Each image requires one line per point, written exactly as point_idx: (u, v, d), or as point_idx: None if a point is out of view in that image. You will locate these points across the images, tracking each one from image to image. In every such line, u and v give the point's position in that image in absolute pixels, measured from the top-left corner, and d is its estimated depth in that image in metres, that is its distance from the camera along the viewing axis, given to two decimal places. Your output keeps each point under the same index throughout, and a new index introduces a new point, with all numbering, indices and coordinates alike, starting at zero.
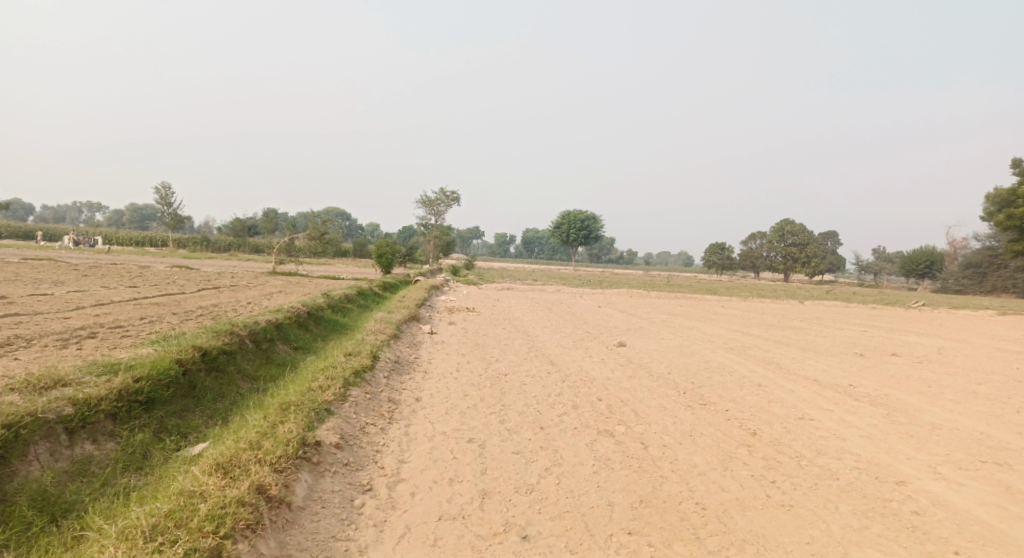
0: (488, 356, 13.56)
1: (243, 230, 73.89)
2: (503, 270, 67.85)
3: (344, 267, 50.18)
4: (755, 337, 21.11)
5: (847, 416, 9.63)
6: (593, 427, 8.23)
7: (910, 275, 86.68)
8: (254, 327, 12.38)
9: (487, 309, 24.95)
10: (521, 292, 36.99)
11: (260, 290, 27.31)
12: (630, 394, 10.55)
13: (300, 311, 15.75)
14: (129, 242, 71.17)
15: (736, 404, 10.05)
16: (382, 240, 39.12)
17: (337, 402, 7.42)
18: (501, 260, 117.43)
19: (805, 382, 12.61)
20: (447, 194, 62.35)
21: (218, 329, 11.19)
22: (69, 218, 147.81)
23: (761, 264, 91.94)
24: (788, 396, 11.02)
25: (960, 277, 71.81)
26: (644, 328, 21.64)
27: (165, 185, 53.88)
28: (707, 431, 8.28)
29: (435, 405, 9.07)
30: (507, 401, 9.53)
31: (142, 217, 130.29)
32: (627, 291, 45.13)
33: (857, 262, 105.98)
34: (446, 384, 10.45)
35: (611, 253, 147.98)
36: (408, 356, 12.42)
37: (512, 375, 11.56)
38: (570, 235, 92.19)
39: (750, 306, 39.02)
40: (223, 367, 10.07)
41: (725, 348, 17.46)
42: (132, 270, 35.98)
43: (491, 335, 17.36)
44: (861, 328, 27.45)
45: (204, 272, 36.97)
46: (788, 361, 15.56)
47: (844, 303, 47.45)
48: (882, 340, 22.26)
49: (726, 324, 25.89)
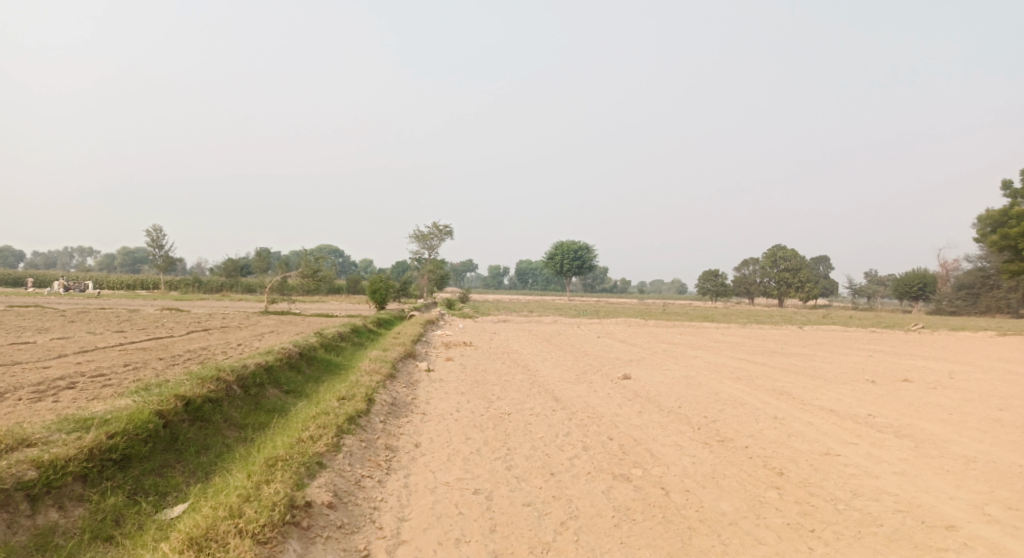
0: (490, 394, 12.95)
1: (236, 270, 73.35)
2: (498, 303, 67.34)
3: (338, 304, 49.52)
4: (760, 365, 20.56)
5: (875, 450, 9.07)
6: (608, 471, 7.64)
7: (904, 298, 86.65)
8: (243, 371, 11.79)
9: (484, 343, 24.34)
10: (518, 325, 36.42)
11: (252, 330, 26.61)
12: (642, 431, 9.97)
13: (292, 352, 15.15)
14: (120, 285, 70.42)
15: (755, 440, 9.48)
16: (376, 275, 38.59)
17: (329, 453, 6.82)
18: (495, 292, 117.00)
19: (822, 413, 12.04)
20: (440, 227, 62.07)
21: (204, 375, 10.60)
22: (61, 263, 146.99)
23: (755, 290, 91.85)
24: (808, 429, 10.46)
25: (954, 298, 71.67)
26: (646, 359, 21.06)
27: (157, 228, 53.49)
28: (730, 472, 7.71)
29: (435, 451, 8.44)
30: (514, 444, 8.93)
31: (133, 260, 129.56)
32: (624, 320, 44.61)
33: (850, 285, 106.06)
34: (446, 427, 9.82)
35: (604, 283, 147.87)
36: (405, 397, 11.81)
37: (515, 414, 10.96)
38: (564, 266, 92.03)
39: (750, 333, 38.50)
40: (208, 417, 9.46)
41: (733, 378, 16.90)
42: (121, 314, 35.22)
43: (491, 371, 16.76)
44: (866, 352, 26.95)
45: (195, 314, 36.25)
46: (799, 390, 15.01)
47: (843, 328, 47.00)
48: (890, 365, 21.74)
49: (729, 352, 25.36)
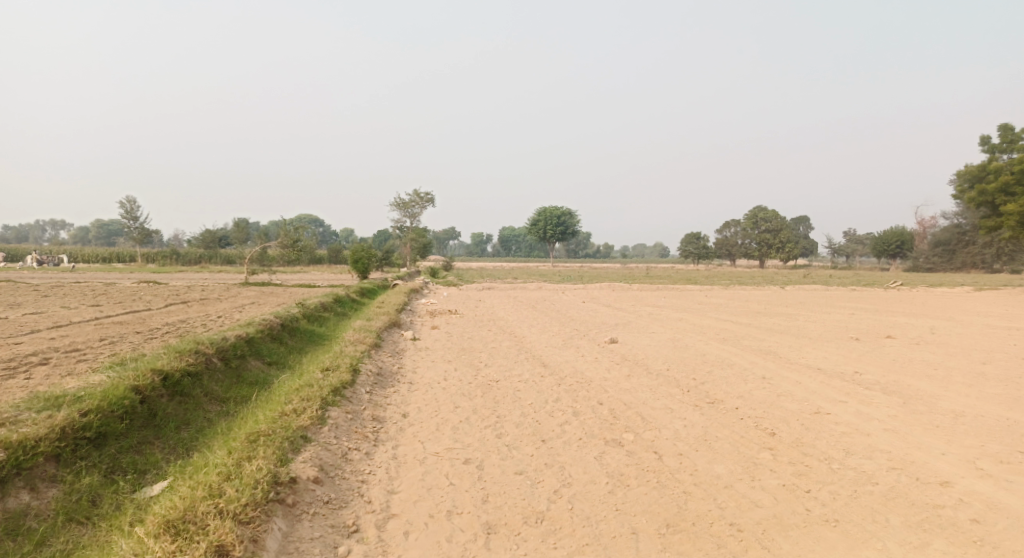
0: (477, 361, 12.78)
1: (214, 242, 72.08)
2: (481, 270, 66.96)
3: (320, 275, 48.92)
4: (745, 326, 20.63)
5: (864, 408, 9.07)
6: (599, 436, 7.52)
7: (882, 256, 87.74)
8: (223, 344, 11.49)
9: (469, 310, 24.14)
10: (503, 291, 36.24)
11: (232, 302, 26.16)
12: (632, 395, 9.88)
13: (273, 323, 14.84)
14: (95, 259, 68.99)
15: (746, 401, 9.43)
16: (357, 244, 38.03)
17: (314, 426, 6.61)
18: (478, 260, 116.54)
19: (810, 372, 12.05)
20: (421, 195, 61.28)
21: (182, 348, 10.29)
22: (34, 238, 143.49)
23: (737, 251, 92.38)
24: (797, 388, 10.43)
25: (930, 255, 72.64)
26: (632, 322, 21.03)
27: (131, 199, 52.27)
28: (722, 434, 7.63)
29: (423, 421, 8.27)
30: (503, 411, 8.79)
31: (109, 234, 126.92)
32: (608, 285, 44.66)
33: (830, 246, 107.07)
34: (434, 396, 9.64)
35: (587, 248, 148.15)
36: (391, 367, 11.60)
37: (503, 381, 10.82)
38: (547, 232, 91.72)
39: (732, 294, 38.72)
40: (188, 391, 9.19)
41: (719, 340, 16.90)
42: (96, 288, 34.49)
43: (477, 338, 16.59)
44: (847, 311, 27.19)
45: (173, 287, 35.59)
46: (785, 350, 15.05)
47: (824, 287, 47.47)
48: (872, 323, 21.94)
49: (714, 314, 25.42)
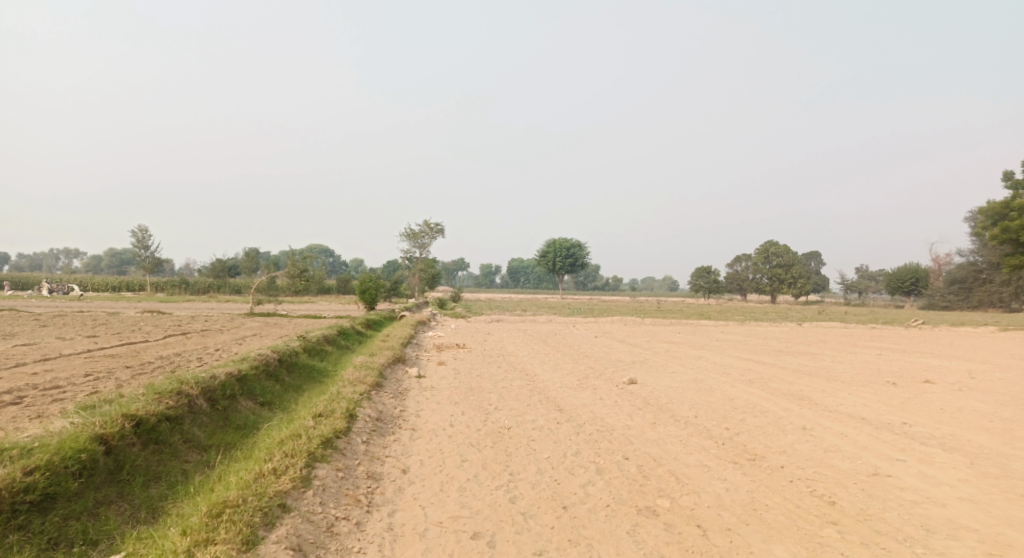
0: (486, 404, 11.75)
1: (224, 271, 71.45)
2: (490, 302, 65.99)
3: (327, 305, 48.19)
4: (770, 366, 19.46)
5: (927, 468, 7.97)
6: (631, 502, 6.48)
7: (897, 293, 86.07)
8: (211, 382, 10.55)
9: (478, 345, 23.08)
10: (512, 324, 35.26)
11: (233, 334, 25.30)
12: (660, 448, 8.83)
13: (269, 359, 13.87)
14: (105, 287, 68.88)
15: (791, 458, 8.33)
16: (364, 274, 37.21)
17: (296, 490, 5.65)
18: (486, 291, 115.92)
19: (853, 422, 10.92)
20: (431, 226, 60.79)
21: (162, 390, 9.35)
22: (46, 266, 144.43)
23: (748, 286, 90.88)
24: (844, 442, 9.33)
25: (945, 293, 70.98)
26: (649, 360, 19.94)
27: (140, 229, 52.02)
28: (773, 502, 6.59)
29: (425, 479, 7.24)
30: (516, 467, 7.76)
31: (120, 262, 127.39)
32: (619, 319, 43.49)
33: (842, 282, 105.42)
34: (438, 447, 8.64)
35: (596, 280, 147.43)
36: (393, 410, 10.60)
37: (516, 429, 9.78)
38: (556, 264, 90.73)
39: (749, 331, 37.47)
40: (164, 439, 8.26)
41: (745, 382, 15.78)
42: (98, 318, 33.75)
43: (486, 376, 15.55)
44: (874, 351, 25.90)
45: (176, 317, 34.89)
46: (819, 395, 13.92)
47: (842, 324, 45.93)
48: (904, 365, 20.66)
49: (733, 351, 24.24)
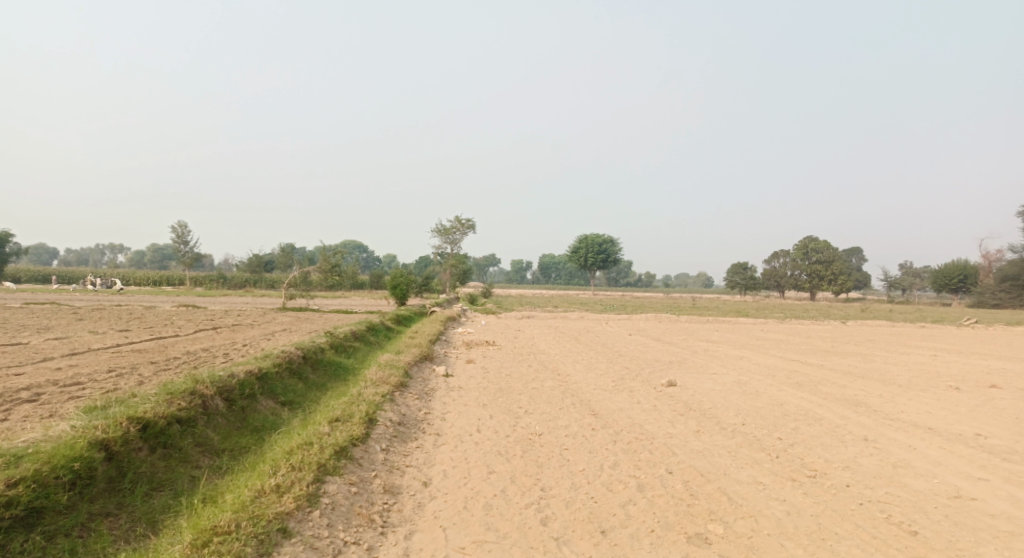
0: (516, 406, 11.06)
1: (260, 266, 72.23)
2: (522, 297, 65.33)
3: (359, 300, 48.19)
4: (818, 367, 18.33)
5: (1018, 490, 6.99)
6: (678, 528, 5.73)
7: (944, 290, 82.53)
8: (228, 380, 10.07)
9: (508, 342, 22.41)
10: (544, 320, 34.57)
11: (262, 329, 25.10)
12: (707, 460, 8.04)
13: (293, 356, 13.38)
14: (146, 281, 70.41)
15: (857, 476, 7.42)
16: (395, 270, 36.84)
17: (298, 512, 5.06)
18: (518, 286, 115.52)
19: (920, 432, 9.89)
20: (462, 221, 60.32)
21: (175, 390, 8.87)
22: (92, 261, 148.88)
23: (786, 283, 88.20)
24: (914, 457, 8.37)
25: (996, 291, 67.65)
26: (687, 360, 19.01)
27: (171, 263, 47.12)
28: (842, 529, 5.77)
29: (448, 494, 6.57)
30: (548, 481, 7.04)
31: (162, 257, 130.68)
32: (654, 316, 42.35)
33: (885, 278, 101.85)
34: (463, 455, 7.96)
35: (629, 276, 145.59)
36: (417, 413, 9.96)
37: (547, 436, 9.06)
38: (588, 259, 89.45)
39: (790, 329, 36.00)
40: (173, 443, 7.78)
41: (792, 385, 14.77)
42: (134, 311, 34.10)
43: (516, 375, 14.85)
44: (927, 352, 24.39)
45: (209, 311, 35.09)
46: (876, 401, 12.88)
47: (889, 323, 43.83)
48: (964, 367, 19.28)
49: (776, 351, 23.09)
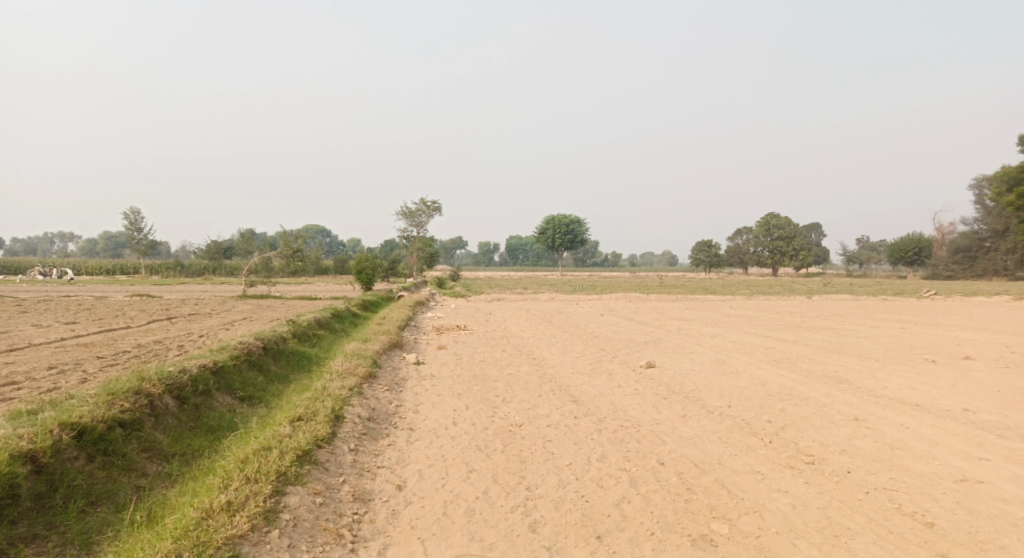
0: (492, 395, 10.47)
1: (220, 253, 69.92)
2: (489, 279, 64.63)
3: (324, 286, 46.95)
4: (792, 343, 18.18)
5: (1022, 470, 6.69)
6: (680, 530, 5.24)
7: (899, 264, 84.72)
8: (179, 376, 9.24)
9: (479, 326, 21.82)
10: (514, 302, 34.03)
11: (222, 318, 23.97)
12: (699, 448, 7.59)
13: (252, 347, 12.53)
14: (99, 271, 67.65)
15: (856, 461, 7.05)
16: (360, 254, 35.78)
17: (253, 535, 4.44)
18: (485, 269, 114.89)
19: (909, 410, 9.63)
20: (428, 203, 59.20)
21: (117, 390, 8.03)
22: (42, 251, 142.93)
23: (749, 260, 89.34)
24: (909, 437, 8.07)
25: (949, 262, 69.36)
26: (663, 340, 18.68)
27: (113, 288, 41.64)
28: (853, 521, 5.37)
29: (425, 499, 5.97)
30: (534, 478, 6.49)
31: (116, 246, 126.27)
32: (623, 295, 42.15)
33: (844, 253, 104.04)
34: (440, 452, 7.35)
35: (596, 256, 146.25)
36: (387, 407, 9.28)
37: (528, 427, 8.50)
38: (554, 240, 89.22)
39: (758, 305, 36.16)
40: (116, 449, 6.99)
41: (770, 362, 14.52)
42: (84, 303, 32.36)
43: (490, 361, 14.25)
44: (895, 324, 24.60)
45: (166, 300, 33.63)
46: (857, 377, 12.66)
47: (853, 296, 44.48)
48: (934, 339, 19.34)
49: (748, 328, 22.97)
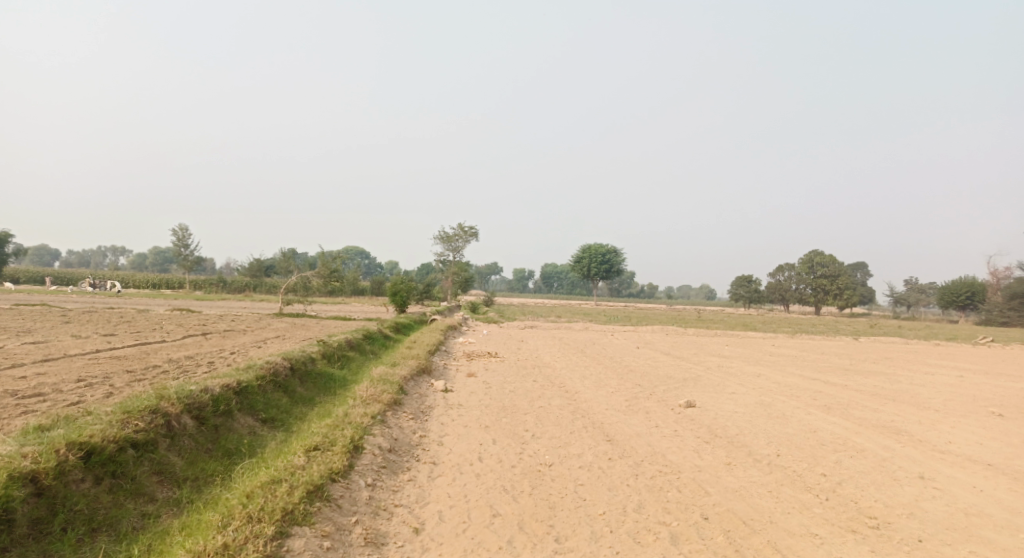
0: (522, 429, 9.91)
1: (261, 270, 71.07)
2: (523, 306, 64.22)
3: (359, 307, 47.03)
4: (841, 388, 17.15)
5: None
6: None
7: (951, 307, 81.15)
8: (200, 395, 8.94)
9: (511, 354, 21.25)
10: (548, 331, 33.42)
11: (255, 335, 23.94)
12: (747, 502, 6.90)
13: (279, 367, 12.22)
14: (145, 284, 69.44)
15: (927, 527, 6.30)
16: (395, 276, 35.69)
17: None
18: (520, 296, 114.48)
19: (981, 470, 8.75)
20: (465, 229, 59.27)
21: (133, 408, 7.76)
22: (95, 263, 148.16)
23: (791, 297, 86.83)
24: (985, 503, 7.20)
25: (1003, 308, 66.01)
26: (702, 377, 17.84)
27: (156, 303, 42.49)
28: None
29: (443, 546, 5.46)
30: (564, 529, 5.93)
31: (164, 261, 130.12)
32: (660, 328, 41.10)
33: (891, 293, 100.45)
34: (463, 492, 6.83)
35: (632, 287, 144.76)
36: (411, 438, 8.80)
37: (558, 467, 7.92)
38: (591, 270, 88.38)
39: (802, 345, 34.75)
40: (125, 472, 6.67)
41: (820, 408, 13.59)
42: (126, 315, 32.88)
43: (521, 392, 13.72)
44: (952, 372, 23.15)
45: (204, 315, 34.01)
46: (918, 429, 11.70)
47: (902, 340, 42.51)
48: (998, 390, 18.03)
49: (793, 368, 21.88)
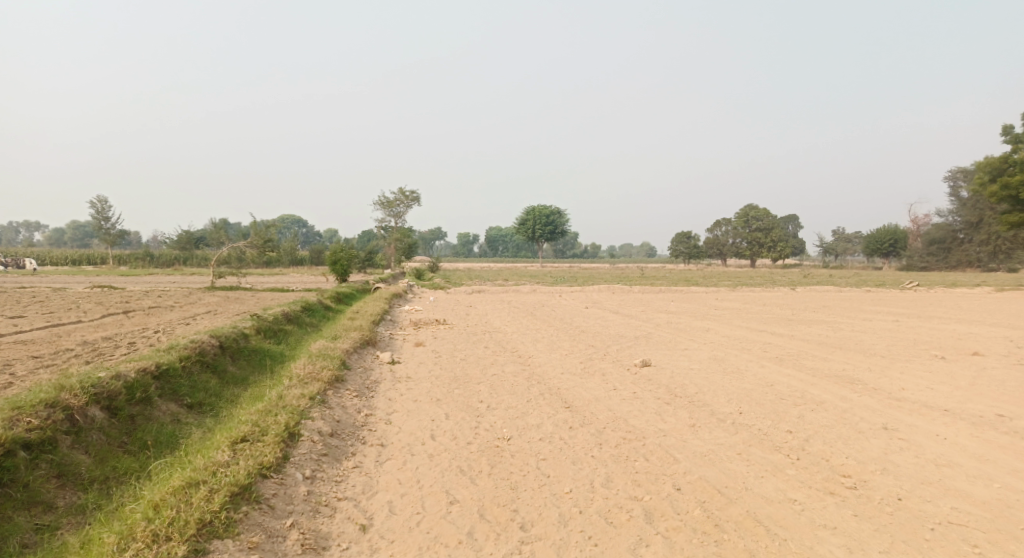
0: (475, 401, 9.26)
1: (192, 243, 67.48)
2: (468, 270, 63.30)
3: (298, 277, 45.16)
4: (789, 338, 17.25)
5: None
6: None
7: (876, 255, 85.03)
8: (111, 382, 7.85)
9: (459, 320, 20.54)
10: (495, 295, 32.80)
11: (184, 311, 22.36)
12: (718, 468, 6.51)
13: (206, 345, 11.12)
14: (65, 262, 65.02)
15: (904, 483, 6.04)
16: (335, 244, 34.21)
17: None
18: (464, 260, 113.43)
19: (940, 417, 8.67)
20: (406, 193, 57.59)
21: (27, 403, 6.74)
22: (7, 241, 138.24)
23: (728, 251, 89.06)
24: (953, 452, 7.05)
25: (924, 254, 69.19)
26: (654, 335, 17.64)
27: (76, 282, 39.53)
28: None
29: (395, 544, 4.83)
30: (529, 513, 5.37)
31: (84, 236, 122.50)
32: (607, 287, 41.24)
33: (821, 244, 104.41)
34: (416, 477, 6.17)
35: (576, 248, 145.97)
36: (355, 419, 8.03)
37: (517, 442, 7.34)
38: (535, 231, 88.00)
39: (744, 297, 35.38)
40: (15, 479, 5.76)
41: (772, 360, 13.52)
42: (40, 295, 30.33)
43: (471, 359, 13.09)
44: (888, 317, 23.82)
45: (129, 292, 31.78)
46: (870, 377, 11.71)
47: (836, 288, 44.04)
48: (933, 333, 18.56)
49: (740, 321, 22.00)
